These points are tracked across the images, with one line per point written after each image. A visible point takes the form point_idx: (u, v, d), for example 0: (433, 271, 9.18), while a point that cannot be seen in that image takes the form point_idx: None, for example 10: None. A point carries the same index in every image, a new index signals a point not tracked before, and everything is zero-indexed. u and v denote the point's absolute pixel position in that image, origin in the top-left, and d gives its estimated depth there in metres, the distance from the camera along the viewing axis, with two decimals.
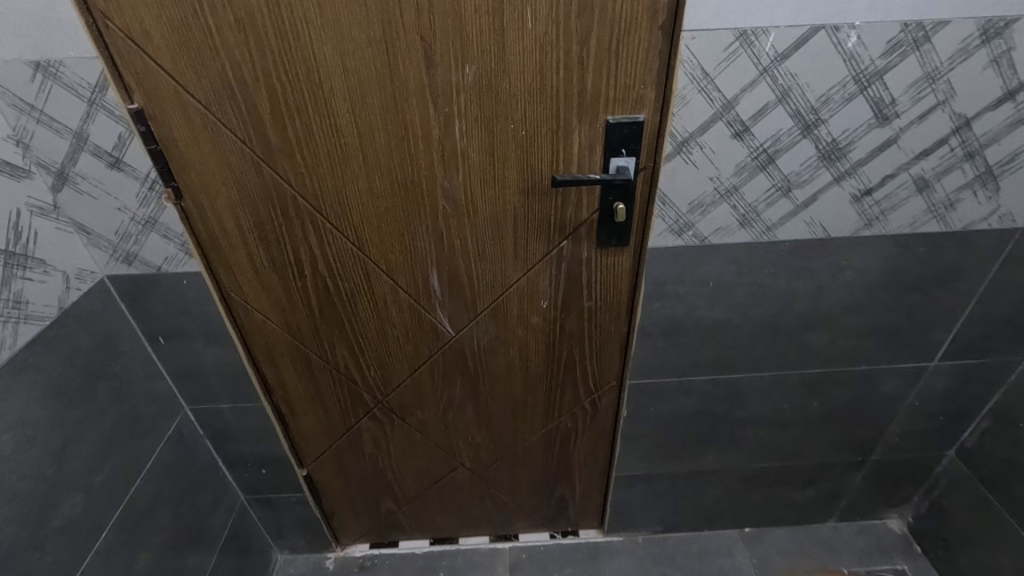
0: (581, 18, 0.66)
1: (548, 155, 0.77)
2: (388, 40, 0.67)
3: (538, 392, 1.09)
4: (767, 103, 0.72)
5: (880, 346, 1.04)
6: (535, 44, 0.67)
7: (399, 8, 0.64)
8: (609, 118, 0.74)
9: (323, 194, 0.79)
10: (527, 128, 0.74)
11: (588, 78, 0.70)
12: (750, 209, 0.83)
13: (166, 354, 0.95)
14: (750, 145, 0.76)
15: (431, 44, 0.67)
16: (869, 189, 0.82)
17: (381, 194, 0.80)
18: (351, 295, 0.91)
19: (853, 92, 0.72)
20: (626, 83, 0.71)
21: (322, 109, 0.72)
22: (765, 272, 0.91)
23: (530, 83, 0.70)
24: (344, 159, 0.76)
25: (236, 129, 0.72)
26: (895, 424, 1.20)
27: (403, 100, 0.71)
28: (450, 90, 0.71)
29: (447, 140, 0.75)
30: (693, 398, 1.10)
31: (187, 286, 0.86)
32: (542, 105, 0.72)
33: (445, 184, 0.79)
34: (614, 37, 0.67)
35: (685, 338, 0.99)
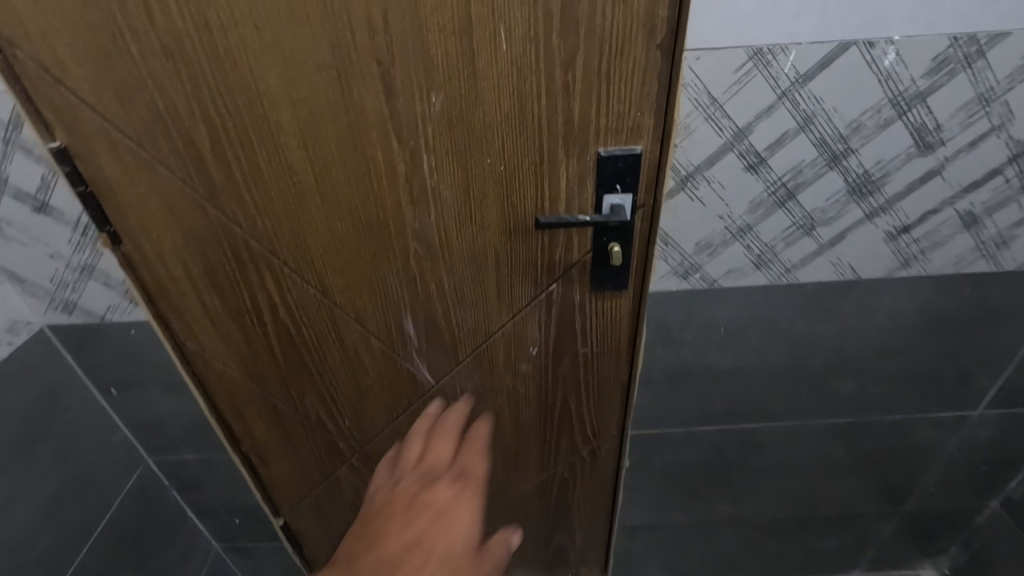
0: (564, 37, 0.55)
1: (531, 192, 0.67)
2: (339, 67, 0.57)
3: (531, 442, 0.99)
4: (786, 132, 0.61)
5: (917, 394, 0.92)
6: (510, 68, 0.58)
7: (350, 29, 0.55)
8: (600, 149, 0.63)
9: (278, 237, 0.70)
10: (506, 163, 0.64)
11: (575, 105, 0.60)
12: (767, 249, 0.72)
13: (120, 405, 0.87)
14: (766, 179, 0.65)
15: (390, 69, 0.58)
16: (907, 226, 0.70)
17: (344, 237, 0.70)
18: (318, 343, 0.82)
19: (889, 117, 0.61)
20: (620, 110, 0.60)
21: (270, 145, 0.62)
22: (785, 317, 0.80)
23: (507, 112, 0.60)
24: (298, 199, 0.67)
25: (174, 168, 0.64)
26: (931, 474, 1.07)
27: (362, 133, 0.62)
28: (415, 122, 0.61)
29: (414, 177, 0.65)
30: (703, 448, 0.99)
31: (135, 336, 0.79)
32: (522, 137, 0.62)
33: (416, 225, 0.70)
34: (604, 58, 0.57)
35: (694, 387, 0.88)
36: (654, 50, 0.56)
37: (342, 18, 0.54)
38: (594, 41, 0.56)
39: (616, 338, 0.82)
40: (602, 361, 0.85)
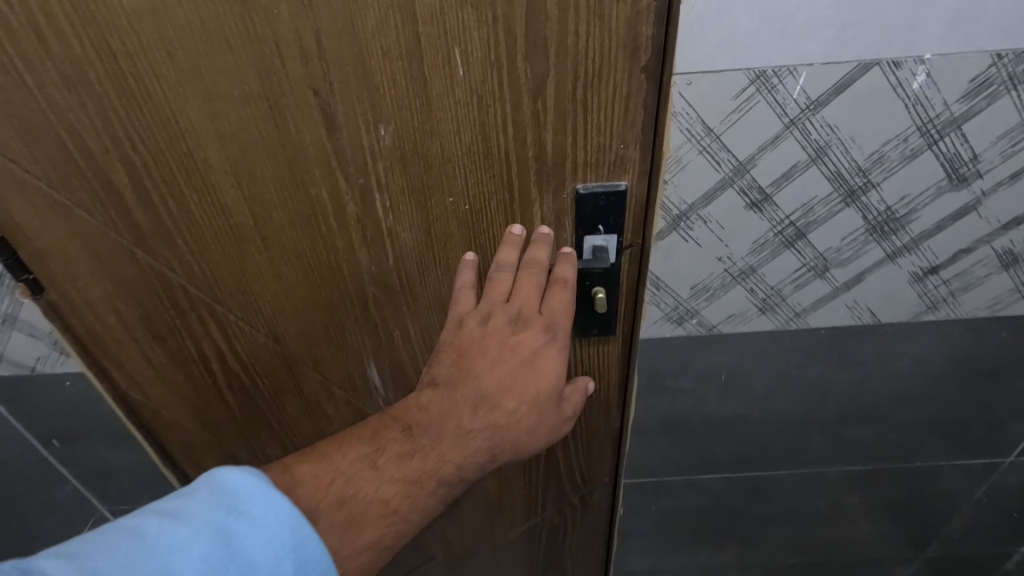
0: (530, 61, 0.47)
1: (501, 233, 0.59)
2: (270, 98, 0.49)
3: (516, 489, 0.91)
4: (795, 165, 0.53)
5: (943, 441, 0.83)
6: (469, 97, 0.49)
7: (278, 55, 0.47)
8: (579, 186, 0.55)
9: (219, 283, 0.62)
10: (470, 201, 0.56)
11: (547, 138, 0.51)
12: (773, 293, 0.63)
13: (64, 457, 0.80)
14: (772, 218, 0.56)
15: (329, 100, 0.49)
16: (934, 266, 0.61)
17: (292, 283, 0.62)
18: (275, 391, 0.74)
19: (917, 147, 0.52)
20: (600, 141, 0.52)
21: (198, 184, 0.54)
22: (793, 364, 0.71)
23: (468, 146, 0.52)
24: (237, 244, 0.59)
25: (93, 210, 0.56)
26: (956, 520, 0.98)
27: (303, 170, 0.54)
28: (363, 157, 0.53)
29: (367, 217, 0.57)
30: (704, 496, 0.91)
31: (72, 387, 0.72)
32: (487, 172, 0.54)
33: (373, 268, 0.62)
34: (579, 84, 0.48)
35: (692, 435, 0.80)
36: (639, 74, 0.47)
37: (269, 42, 0.46)
38: (567, 65, 0.47)
39: (605, 386, 0.73)
40: (590, 408, 0.77)
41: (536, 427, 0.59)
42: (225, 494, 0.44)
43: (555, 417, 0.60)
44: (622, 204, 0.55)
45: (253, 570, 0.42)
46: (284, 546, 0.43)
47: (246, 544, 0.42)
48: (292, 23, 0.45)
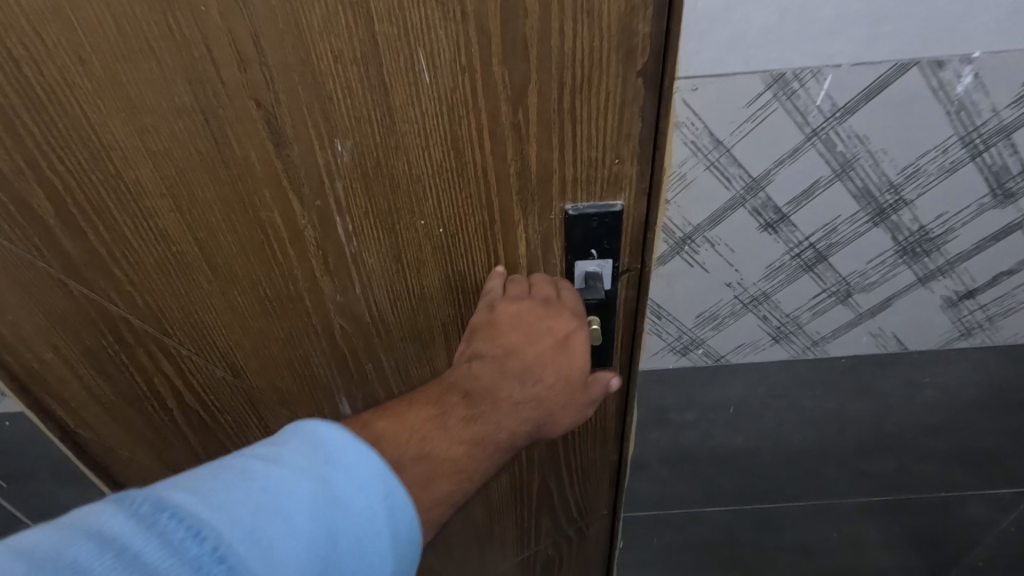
0: (508, 64, 0.40)
1: (482, 258, 0.52)
2: (205, 110, 0.42)
3: (507, 522, 0.84)
4: (817, 181, 0.46)
5: (969, 471, 0.76)
6: (438, 107, 0.42)
7: (210, 59, 0.39)
8: (568, 207, 0.48)
9: (166, 315, 0.55)
10: (445, 223, 0.49)
11: (532, 152, 0.45)
12: (789, 321, 0.56)
13: (12, 499, 0.73)
14: (788, 240, 0.50)
15: (275, 111, 0.42)
16: (971, 290, 0.54)
17: (249, 314, 0.56)
18: (239, 428, 0.68)
19: (957, 160, 0.45)
20: (592, 155, 0.45)
21: (132, 209, 0.48)
22: (809, 395, 0.64)
23: (440, 163, 0.45)
24: (183, 272, 0.52)
25: (16, 238, 0.49)
26: (980, 549, 0.91)
27: (251, 192, 0.47)
28: (319, 177, 0.46)
29: (328, 243, 0.50)
30: (710, 529, 0.84)
31: (12, 427, 0.65)
32: (463, 192, 0.47)
33: (338, 297, 0.55)
34: (566, 91, 0.41)
35: (697, 468, 0.74)
36: (635, 79, 0.41)
37: (198, 45, 0.39)
38: (552, 69, 0.40)
39: (602, 418, 0.67)
40: (586, 441, 0.70)
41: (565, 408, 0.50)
42: (320, 444, 0.36)
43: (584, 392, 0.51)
44: (617, 225, 0.49)
45: (356, 517, 0.34)
46: (381, 497, 0.36)
47: (344, 488, 0.35)
48: (224, 22, 0.38)
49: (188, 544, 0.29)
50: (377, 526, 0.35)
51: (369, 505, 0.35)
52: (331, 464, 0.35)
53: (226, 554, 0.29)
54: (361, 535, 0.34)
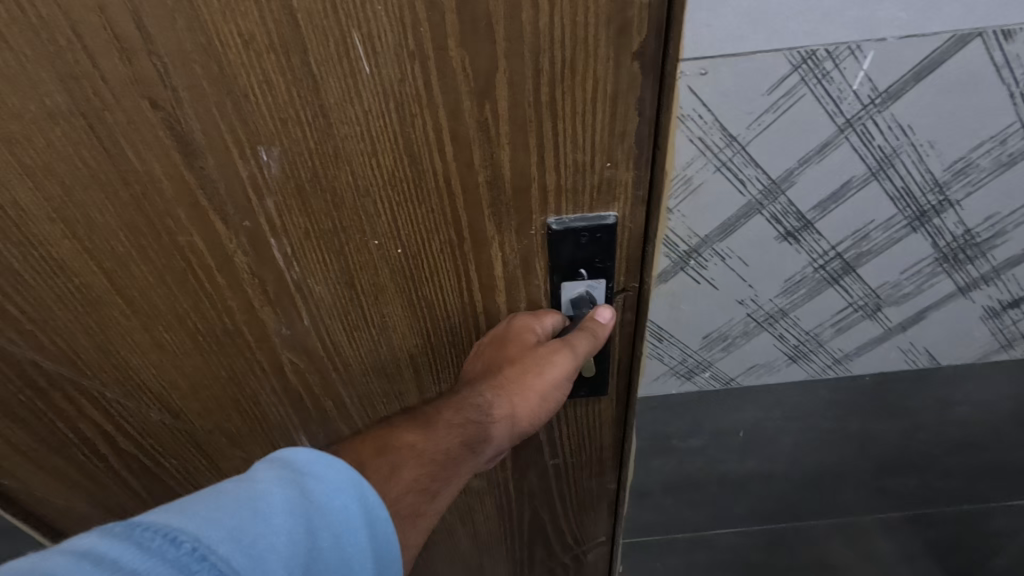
0: (466, 46, 0.30)
1: (450, 282, 0.43)
2: (86, 112, 0.33)
3: (496, 556, 0.77)
4: (849, 180, 0.38)
5: (996, 485, 0.70)
6: (382, 103, 0.33)
7: (81, 49, 0.30)
8: (551, 219, 0.38)
9: (85, 353, 0.48)
10: (403, 245, 0.40)
11: (504, 157, 0.35)
12: (808, 339, 0.49)
13: None
14: (811, 250, 0.42)
15: (177, 114, 0.33)
16: (1017, 299, 0.47)
17: (183, 349, 0.48)
18: (190, 466, 0.62)
19: (1017, 152, 0.37)
20: (579, 160, 0.36)
21: (17, 238, 0.39)
22: (827, 416, 0.57)
23: (391, 172, 0.36)
24: (95, 305, 0.44)
25: None
26: (1002, 558, 0.86)
27: (161, 214, 0.38)
28: (240, 193, 0.37)
29: (264, 271, 0.42)
30: (716, 552, 0.78)
31: None
32: (423, 209, 0.38)
33: (282, 332, 0.47)
34: (543, 80, 0.32)
35: (702, 494, 0.67)
36: (631, 63, 0.31)
37: (64, 30, 0.30)
38: (524, 51, 0.31)
39: (598, 453, 0.58)
40: (582, 475, 0.62)
41: (524, 391, 0.43)
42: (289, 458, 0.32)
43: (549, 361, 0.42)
44: (612, 242, 0.39)
45: (332, 522, 0.31)
46: (361, 500, 0.32)
47: (328, 490, 0.31)
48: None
49: (165, 549, 0.26)
50: (366, 530, 0.32)
51: (358, 507, 0.32)
52: (309, 474, 0.31)
53: (207, 554, 0.27)
54: (350, 537, 0.31)
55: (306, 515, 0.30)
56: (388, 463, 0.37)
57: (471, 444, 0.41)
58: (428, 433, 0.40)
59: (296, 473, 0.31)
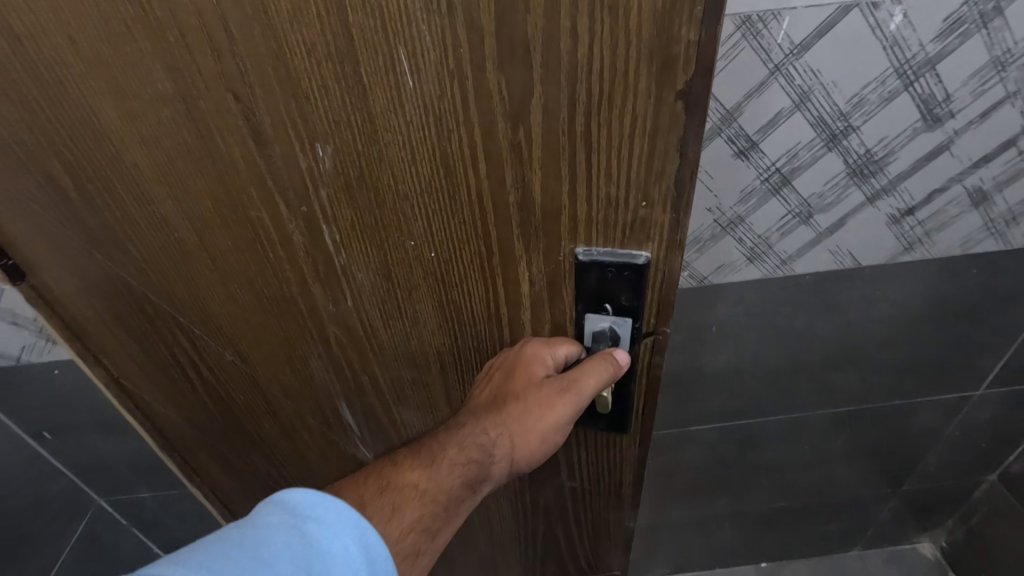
0: (503, 71, 0.36)
1: (478, 289, 0.50)
2: (186, 99, 0.42)
3: (519, 550, 0.89)
4: (780, 111, 0.54)
5: (921, 380, 0.87)
6: (423, 116, 0.39)
7: (184, 45, 0.38)
8: (579, 248, 0.45)
9: (177, 295, 0.59)
10: (437, 250, 0.48)
11: (534, 179, 0.41)
12: (760, 242, 0.65)
13: (60, 449, 0.78)
14: (758, 166, 0.58)
15: (252, 107, 0.41)
16: (911, 208, 0.64)
17: (249, 306, 0.58)
18: (251, 408, 0.73)
19: (894, 89, 0.54)
20: (612, 194, 0.41)
21: (138, 197, 0.50)
22: (780, 313, 0.73)
23: (430, 182, 0.43)
24: (187, 258, 0.54)
25: (49, 207, 0.53)
26: (932, 455, 1.04)
27: (237, 188, 0.47)
28: (303, 182, 0.45)
29: (317, 252, 0.51)
30: (699, 448, 0.94)
31: (61, 376, 0.70)
32: (454, 218, 0.45)
33: (330, 309, 0.56)
34: (578, 111, 0.37)
35: (685, 390, 0.83)
36: (675, 100, 0.35)
37: (172, 30, 0.38)
38: (561, 80, 0.35)
39: (605, 467, 0.69)
40: (590, 487, 0.73)
41: (526, 430, 0.55)
42: (292, 509, 0.40)
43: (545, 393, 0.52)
44: (635, 280, 0.46)
45: (332, 563, 0.39)
46: (358, 541, 0.40)
47: (326, 537, 0.39)
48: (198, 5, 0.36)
49: None
50: (363, 567, 0.40)
51: (355, 548, 0.40)
52: (310, 520, 0.40)
53: None
54: (349, 574, 0.39)
55: (307, 561, 0.38)
56: (388, 502, 0.48)
57: (473, 469, 0.53)
58: (431, 472, 0.51)
59: (298, 520, 0.40)
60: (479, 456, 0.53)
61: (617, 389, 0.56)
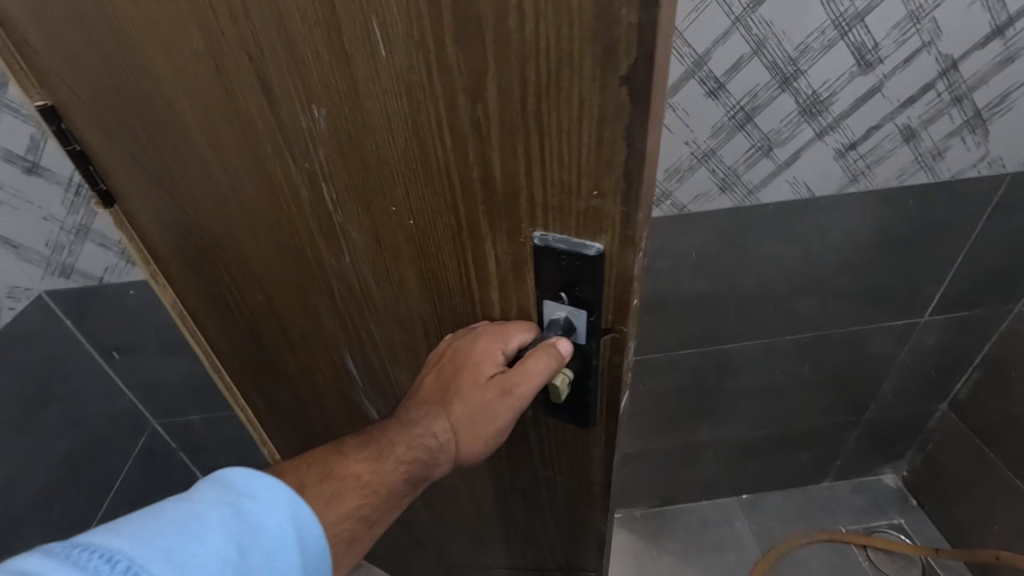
0: (461, 44, 0.34)
1: (453, 265, 0.49)
2: (212, 53, 0.44)
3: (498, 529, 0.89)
4: (741, 57, 0.67)
5: (872, 306, 1.01)
6: (393, 83, 0.38)
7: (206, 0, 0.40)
8: (537, 234, 0.43)
9: (218, 233, 0.64)
10: (414, 219, 0.47)
11: (494, 157, 0.39)
12: (730, 173, 0.78)
13: (125, 369, 0.89)
14: (725, 104, 0.71)
15: (261, 65, 0.42)
16: (853, 142, 0.77)
17: (272, 252, 0.61)
18: (278, 347, 0.77)
19: (832, 38, 0.67)
20: (565, 179, 0.38)
21: (183, 139, 0.54)
22: (749, 240, 0.87)
23: (404, 149, 0.42)
24: (224, 202, 0.58)
25: (121, 141, 0.59)
26: (888, 382, 1.18)
27: (254, 138, 0.49)
28: (305, 140, 0.46)
29: (321, 209, 0.52)
30: (682, 372, 1.07)
31: (135, 296, 0.81)
32: (429, 189, 0.44)
33: (335, 264, 0.58)
34: (530, 93, 0.35)
35: (669, 313, 0.96)
36: (617, 86, 0.32)
37: None
38: (511, 55, 0.33)
39: (575, 468, 0.66)
40: (563, 487, 0.70)
41: (470, 433, 0.53)
42: (231, 483, 0.41)
43: (490, 394, 0.51)
44: (588, 269, 0.43)
45: (268, 536, 0.40)
46: (293, 518, 0.42)
47: (265, 513, 0.41)
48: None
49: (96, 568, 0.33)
50: (296, 546, 0.41)
51: (291, 525, 0.41)
52: (248, 496, 0.41)
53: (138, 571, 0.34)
54: (282, 552, 0.40)
55: (239, 535, 0.39)
56: (329, 489, 0.50)
57: (418, 466, 0.54)
58: (374, 466, 0.52)
59: (237, 494, 0.41)
60: (424, 457, 0.53)
61: (582, 387, 0.53)
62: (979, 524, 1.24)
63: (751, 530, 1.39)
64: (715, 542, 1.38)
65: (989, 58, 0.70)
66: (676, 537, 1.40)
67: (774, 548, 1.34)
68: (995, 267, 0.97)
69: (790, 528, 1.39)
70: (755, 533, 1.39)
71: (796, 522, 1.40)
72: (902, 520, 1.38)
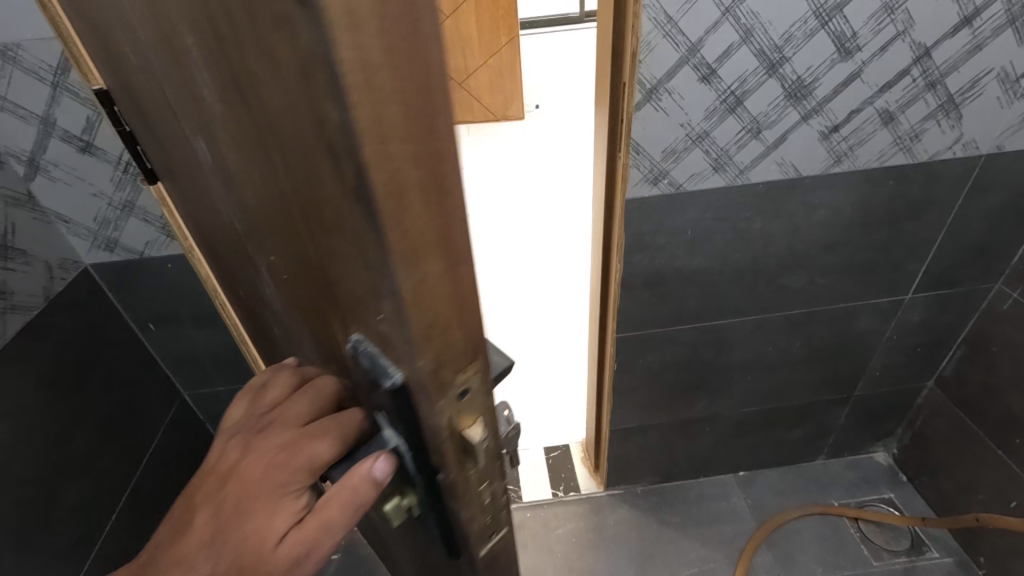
0: (246, 106, 0.28)
1: (321, 330, 0.43)
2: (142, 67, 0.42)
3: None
4: (731, 44, 0.73)
5: (857, 283, 1.07)
6: (226, 132, 0.33)
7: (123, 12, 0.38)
8: (354, 339, 0.37)
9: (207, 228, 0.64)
10: (285, 273, 0.42)
11: (304, 235, 0.33)
12: (723, 154, 0.84)
13: (158, 340, 0.98)
14: (717, 89, 0.77)
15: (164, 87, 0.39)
16: (836, 125, 0.83)
17: (234, 261, 0.59)
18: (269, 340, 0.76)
19: (814, 28, 0.73)
20: (352, 286, 0.32)
21: (160, 139, 0.53)
22: (742, 218, 0.93)
23: (255, 201, 0.37)
24: (197, 203, 0.57)
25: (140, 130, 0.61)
26: (876, 359, 1.24)
27: (185, 153, 0.46)
28: (207, 168, 0.42)
29: (237, 238, 0.48)
30: (679, 346, 1.13)
31: (172, 269, 0.88)
32: (282, 249, 0.39)
33: (265, 292, 0.54)
34: (298, 178, 0.29)
35: (666, 288, 1.02)
36: (348, 203, 0.25)
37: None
38: (275, 131, 0.28)
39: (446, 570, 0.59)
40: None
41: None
42: None
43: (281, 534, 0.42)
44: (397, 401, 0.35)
45: None
46: None
47: None
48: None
49: None
50: None
51: None
52: None
53: None
54: None
55: None
56: None
57: None
58: None
59: None
60: None
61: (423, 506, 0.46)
62: (963, 494, 1.30)
63: (746, 504, 1.45)
64: (713, 516, 1.44)
65: (958, 46, 0.77)
66: (676, 511, 1.46)
67: (769, 520, 1.40)
68: (973, 245, 1.04)
69: (784, 501, 1.45)
70: (751, 507, 1.45)
71: (790, 496, 1.46)
72: (892, 494, 1.44)
